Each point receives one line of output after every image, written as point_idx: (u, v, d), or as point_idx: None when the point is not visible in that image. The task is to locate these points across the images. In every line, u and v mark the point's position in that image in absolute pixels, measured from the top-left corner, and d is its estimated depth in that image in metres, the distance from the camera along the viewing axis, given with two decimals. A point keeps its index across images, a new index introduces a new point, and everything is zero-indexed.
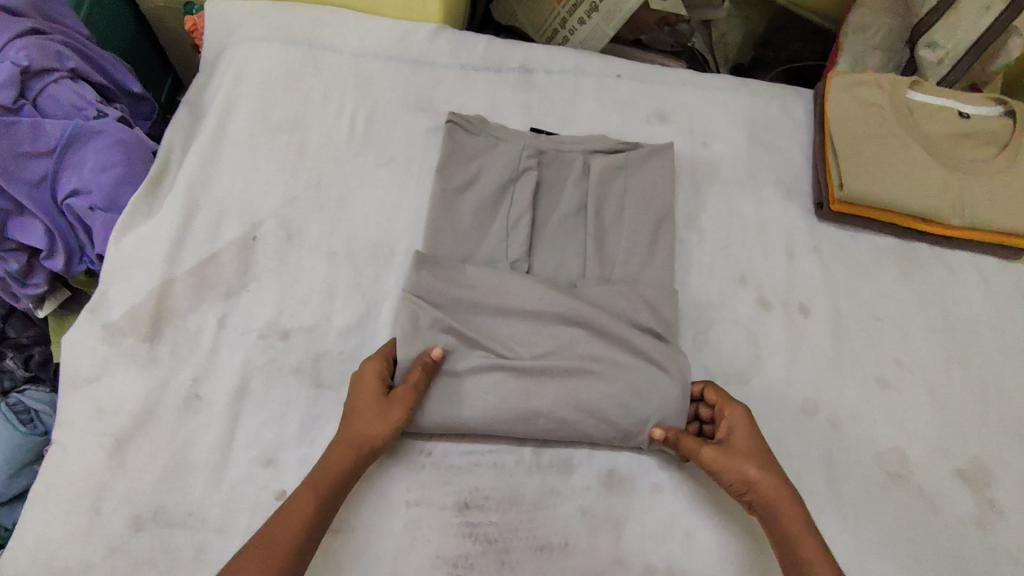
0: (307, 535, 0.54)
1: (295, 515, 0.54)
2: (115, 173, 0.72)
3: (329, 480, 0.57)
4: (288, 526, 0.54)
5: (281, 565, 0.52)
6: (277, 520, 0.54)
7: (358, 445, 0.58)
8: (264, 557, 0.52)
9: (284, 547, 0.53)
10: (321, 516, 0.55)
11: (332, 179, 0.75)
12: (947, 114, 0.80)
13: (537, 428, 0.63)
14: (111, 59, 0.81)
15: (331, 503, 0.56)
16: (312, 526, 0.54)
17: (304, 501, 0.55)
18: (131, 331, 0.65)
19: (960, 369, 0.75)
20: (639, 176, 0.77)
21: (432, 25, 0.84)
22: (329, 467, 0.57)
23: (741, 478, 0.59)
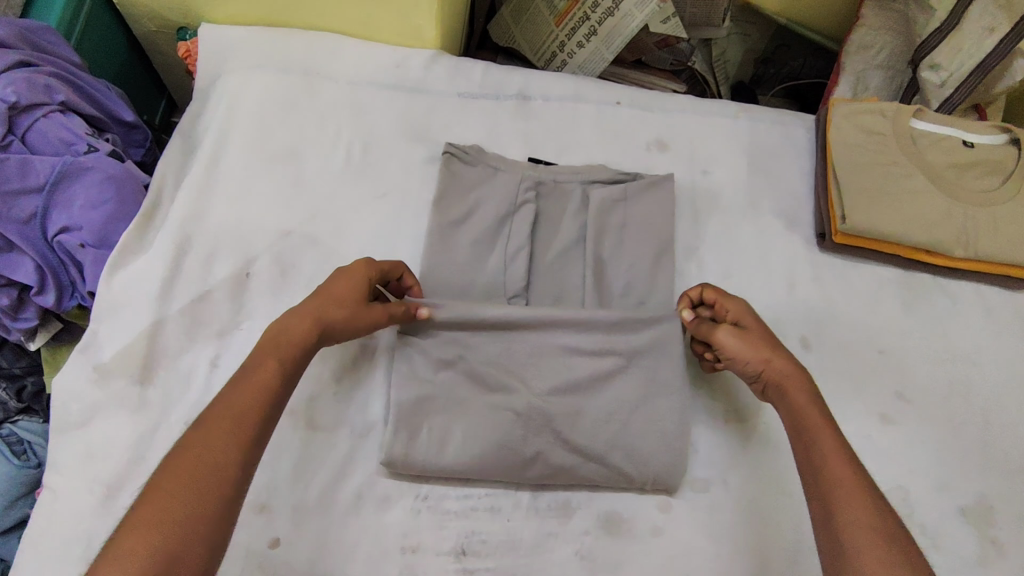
0: (269, 403, 0.53)
1: (262, 378, 0.53)
2: (106, 209, 0.71)
3: (291, 349, 0.56)
4: (252, 391, 0.52)
5: (250, 427, 0.51)
6: (238, 386, 0.53)
7: (321, 332, 0.59)
8: (229, 421, 0.50)
9: (246, 411, 0.51)
10: (281, 386, 0.54)
11: (327, 212, 0.74)
12: (951, 143, 0.79)
13: (534, 471, 0.63)
14: (102, 88, 0.80)
15: (291, 377, 0.56)
16: (276, 392, 0.54)
17: (269, 370, 0.54)
18: (121, 373, 0.64)
19: (963, 404, 0.74)
20: (638, 207, 0.76)
21: (429, 51, 0.83)
22: (289, 336, 0.57)
23: (752, 363, 0.62)
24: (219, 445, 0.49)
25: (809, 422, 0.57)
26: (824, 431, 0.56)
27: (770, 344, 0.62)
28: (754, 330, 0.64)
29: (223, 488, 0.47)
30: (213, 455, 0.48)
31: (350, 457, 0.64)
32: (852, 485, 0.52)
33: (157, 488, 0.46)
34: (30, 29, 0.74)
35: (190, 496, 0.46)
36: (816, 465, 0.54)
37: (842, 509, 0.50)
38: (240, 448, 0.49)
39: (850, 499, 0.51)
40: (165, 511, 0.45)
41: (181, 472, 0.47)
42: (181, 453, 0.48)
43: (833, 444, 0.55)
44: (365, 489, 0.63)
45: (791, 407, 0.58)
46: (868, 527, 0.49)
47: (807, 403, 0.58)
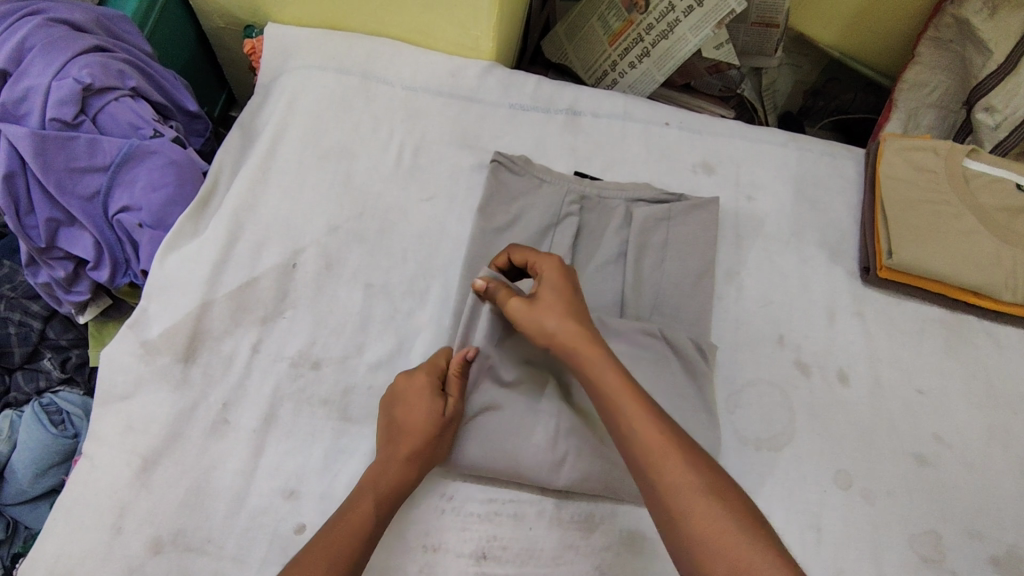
0: (369, 535, 0.55)
1: (360, 513, 0.55)
2: (165, 192, 0.73)
3: (391, 486, 0.58)
4: (348, 531, 0.54)
5: (349, 560, 0.53)
6: (338, 521, 0.55)
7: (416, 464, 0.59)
8: (328, 555, 0.52)
9: (346, 549, 0.53)
10: (380, 520, 0.56)
11: (375, 210, 0.75)
12: (1004, 186, 0.78)
13: (564, 468, 0.63)
14: (170, 77, 0.83)
15: (388, 510, 0.57)
16: (375, 526, 0.56)
17: (367, 504, 0.56)
18: (166, 350, 0.66)
19: (1003, 451, 0.72)
20: (681, 227, 0.76)
21: (484, 62, 0.85)
22: (386, 476, 0.58)
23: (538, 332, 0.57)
24: (319, 573, 0.51)
25: (615, 394, 0.53)
26: (632, 403, 0.52)
27: (559, 310, 0.56)
28: (546, 294, 0.58)
29: None
30: None
31: None
32: (679, 460, 0.50)
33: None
34: (107, 17, 0.78)
35: None
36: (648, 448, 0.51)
37: (679, 496, 0.49)
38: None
39: (684, 478, 0.49)
40: None
41: None
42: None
43: (639, 408, 0.52)
44: None
45: (592, 382, 0.54)
46: (709, 508, 0.48)
47: (609, 373, 0.54)
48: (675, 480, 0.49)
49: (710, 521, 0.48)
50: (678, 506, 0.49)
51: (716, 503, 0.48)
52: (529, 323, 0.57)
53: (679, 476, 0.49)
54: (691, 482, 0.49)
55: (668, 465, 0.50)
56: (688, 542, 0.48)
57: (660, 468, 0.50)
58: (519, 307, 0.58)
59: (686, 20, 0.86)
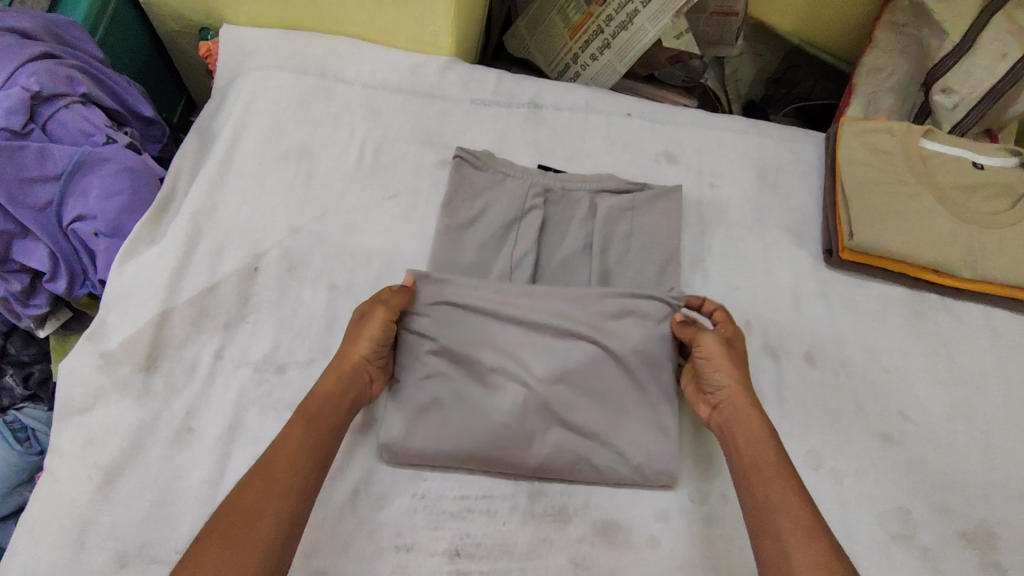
0: (308, 450, 0.56)
1: (295, 429, 0.56)
2: (120, 199, 0.72)
3: (322, 398, 0.59)
4: (287, 448, 0.55)
5: (290, 472, 0.54)
6: (280, 440, 0.56)
7: (341, 367, 0.62)
8: (267, 471, 0.53)
9: (286, 463, 0.54)
10: (318, 434, 0.57)
11: (337, 211, 0.74)
12: (960, 165, 0.79)
13: (536, 455, 0.63)
14: (123, 83, 0.81)
15: (323, 421, 0.58)
16: (314, 440, 0.56)
17: (302, 420, 0.57)
18: (126, 360, 0.64)
19: (967, 426, 0.73)
20: (645, 217, 0.76)
21: (444, 58, 0.84)
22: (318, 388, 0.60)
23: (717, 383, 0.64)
24: (261, 490, 0.52)
25: (770, 456, 0.58)
26: (770, 451, 0.58)
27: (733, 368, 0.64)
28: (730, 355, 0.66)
29: (268, 527, 0.50)
30: (258, 496, 0.51)
31: (348, 454, 0.64)
32: (791, 489, 0.55)
33: (209, 534, 0.49)
34: (57, 25, 0.76)
35: (240, 535, 0.49)
36: (766, 482, 0.56)
37: (789, 517, 0.53)
38: (280, 491, 0.52)
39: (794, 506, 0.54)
40: (216, 548, 0.48)
41: (234, 514, 0.50)
42: (233, 501, 0.51)
43: (785, 472, 0.57)
44: (361, 486, 0.63)
45: (750, 439, 0.60)
46: (808, 533, 0.52)
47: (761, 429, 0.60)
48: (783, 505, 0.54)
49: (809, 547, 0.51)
50: (774, 525, 0.54)
51: (814, 535, 0.52)
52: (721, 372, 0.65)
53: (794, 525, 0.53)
54: (797, 512, 0.53)
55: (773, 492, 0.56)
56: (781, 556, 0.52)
57: (764, 487, 0.56)
58: (710, 350, 0.66)
59: (645, 10, 0.86)
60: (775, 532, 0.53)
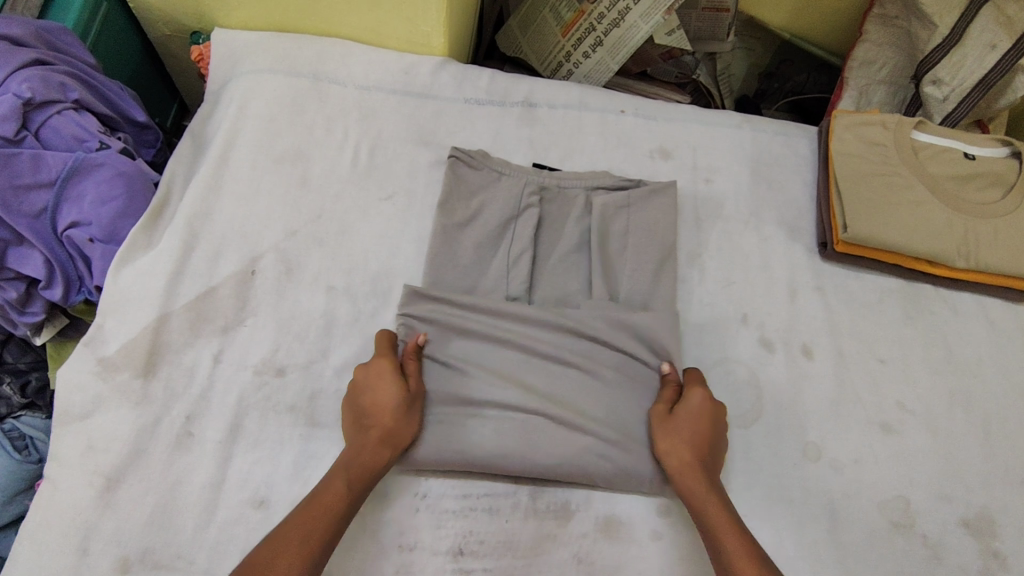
0: (338, 517, 0.55)
1: (333, 495, 0.56)
2: (115, 205, 0.72)
3: (361, 465, 0.58)
4: (318, 517, 0.54)
5: (316, 545, 0.53)
6: (308, 504, 0.55)
7: (391, 444, 0.60)
8: (297, 541, 0.52)
9: (315, 534, 0.53)
10: (349, 503, 0.56)
11: (333, 213, 0.74)
12: (952, 155, 0.80)
13: (536, 459, 0.63)
14: (115, 88, 0.81)
15: (360, 492, 0.58)
16: (345, 508, 0.56)
17: (337, 484, 0.57)
18: (125, 366, 0.64)
19: (965, 414, 0.73)
20: (641, 213, 0.77)
21: (437, 58, 0.85)
22: (364, 460, 0.58)
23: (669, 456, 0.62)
24: (287, 564, 0.51)
25: (721, 529, 0.57)
26: (727, 525, 0.57)
27: (682, 436, 0.62)
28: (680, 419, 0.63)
29: None
30: (284, 570, 0.51)
31: None
32: (749, 567, 0.54)
33: None
34: (47, 30, 0.76)
35: None
36: (725, 562, 0.55)
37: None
38: (306, 566, 0.52)
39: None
40: None
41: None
42: (250, 567, 0.51)
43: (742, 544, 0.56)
44: None
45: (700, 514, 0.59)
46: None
47: (716, 504, 0.59)
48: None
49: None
50: None
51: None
52: (660, 442, 0.63)
53: None
54: None
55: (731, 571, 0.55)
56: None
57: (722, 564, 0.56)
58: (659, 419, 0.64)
59: (636, 7, 0.86)
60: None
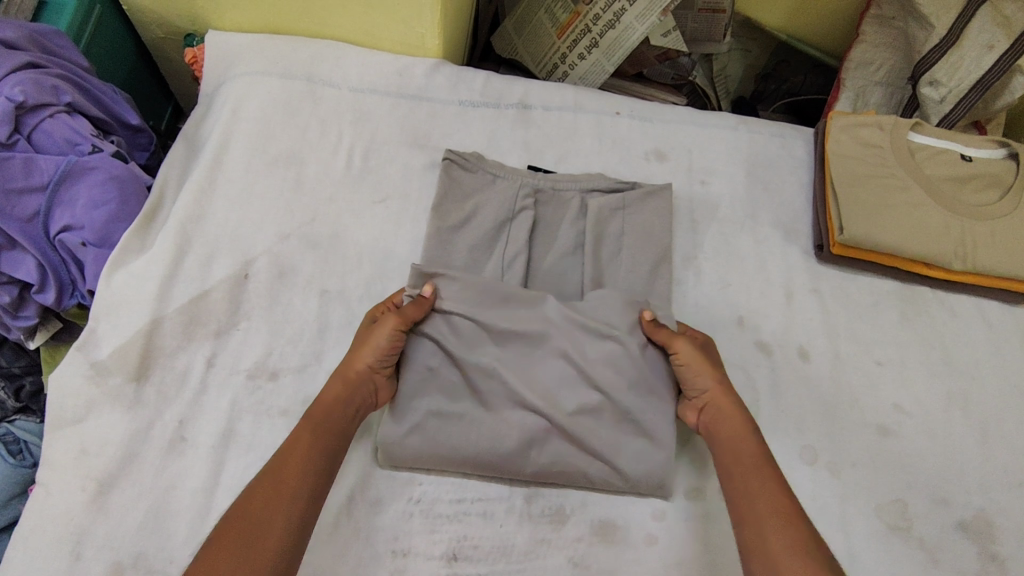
0: (315, 455, 0.56)
1: (304, 435, 0.56)
2: (108, 209, 0.71)
3: (330, 406, 0.59)
4: (298, 458, 0.55)
5: (295, 480, 0.53)
6: (286, 449, 0.56)
7: (343, 375, 0.61)
8: (275, 478, 0.53)
9: (292, 472, 0.54)
10: (327, 444, 0.57)
11: (326, 215, 0.74)
12: (948, 157, 0.80)
13: (531, 463, 0.63)
14: (109, 92, 0.81)
15: (333, 430, 0.58)
16: (321, 447, 0.56)
17: (308, 429, 0.57)
18: (117, 371, 0.64)
19: (962, 416, 0.73)
20: (636, 215, 0.76)
21: (431, 60, 0.84)
22: (324, 395, 0.60)
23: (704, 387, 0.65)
24: (265, 500, 0.51)
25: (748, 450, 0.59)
26: (750, 449, 0.59)
27: (716, 372, 0.65)
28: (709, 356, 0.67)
29: (275, 537, 0.50)
30: (264, 505, 0.51)
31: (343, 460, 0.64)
32: (770, 484, 0.56)
33: (213, 542, 0.49)
34: (41, 33, 0.75)
35: (245, 543, 0.49)
36: (747, 477, 0.57)
37: (767, 511, 0.54)
38: (287, 499, 0.52)
39: (772, 499, 0.55)
40: (222, 557, 0.48)
41: (237, 520, 0.50)
42: (235, 508, 0.51)
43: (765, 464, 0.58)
44: (356, 492, 0.62)
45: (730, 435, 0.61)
46: (783, 522, 0.53)
47: (744, 431, 0.61)
48: (762, 498, 0.55)
49: (786, 534, 0.52)
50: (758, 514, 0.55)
51: (790, 524, 0.53)
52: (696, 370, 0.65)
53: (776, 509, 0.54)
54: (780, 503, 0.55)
55: (751, 485, 0.57)
56: (760, 542, 0.53)
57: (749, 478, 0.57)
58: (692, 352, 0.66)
59: (631, 9, 0.86)
60: (755, 522, 0.54)
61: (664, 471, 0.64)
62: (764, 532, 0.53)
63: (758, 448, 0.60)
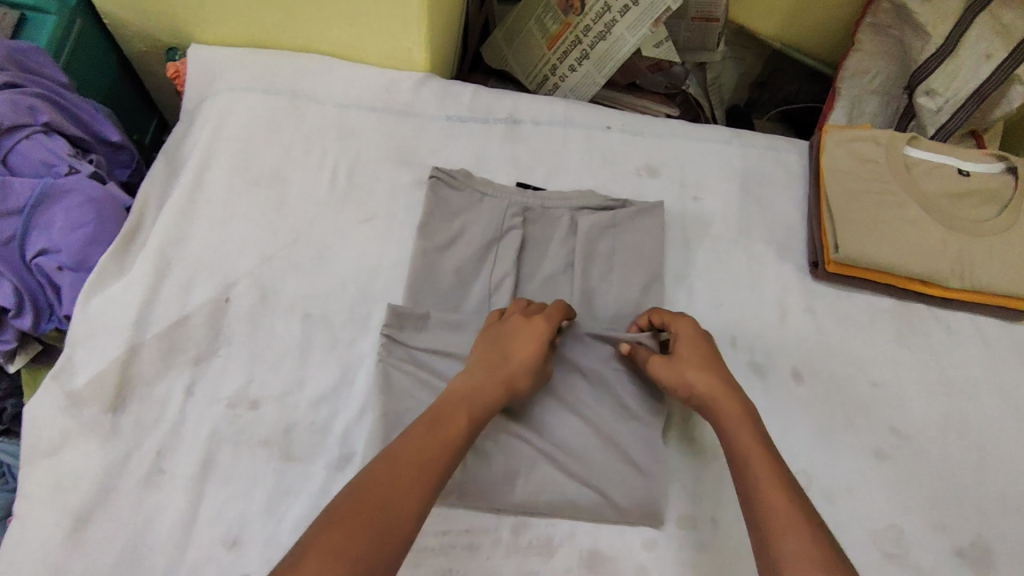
0: (451, 457, 0.54)
1: (451, 434, 0.54)
2: (86, 232, 0.70)
3: (478, 411, 0.57)
4: (433, 454, 0.52)
5: (429, 477, 0.51)
6: (427, 438, 0.53)
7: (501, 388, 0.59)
8: (413, 471, 0.51)
9: (432, 467, 0.52)
10: (461, 445, 0.55)
11: (310, 236, 0.72)
12: (945, 172, 0.78)
13: (517, 493, 0.62)
14: (89, 108, 0.79)
15: (471, 436, 0.56)
16: (456, 448, 0.54)
17: (456, 428, 0.55)
18: (94, 400, 0.62)
19: (959, 439, 0.72)
20: (626, 235, 0.75)
21: (418, 74, 0.82)
22: (479, 400, 0.58)
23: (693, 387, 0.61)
24: (403, 495, 0.49)
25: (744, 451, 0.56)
26: (754, 450, 0.56)
27: (704, 370, 0.61)
28: (686, 353, 0.63)
29: (399, 533, 0.48)
30: (398, 497, 0.49)
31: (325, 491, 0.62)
32: (770, 483, 0.53)
33: (338, 519, 0.47)
34: (19, 50, 0.73)
35: (371, 534, 0.46)
36: (748, 480, 0.54)
37: (769, 515, 0.51)
38: (420, 496, 0.50)
39: (774, 501, 0.52)
40: (344, 545, 0.45)
41: (367, 506, 0.48)
42: (365, 491, 0.49)
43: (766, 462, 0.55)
44: None
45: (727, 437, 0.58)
46: (787, 525, 0.50)
47: (744, 431, 0.58)
48: (762, 501, 0.52)
49: (790, 539, 0.49)
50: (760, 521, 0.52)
51: (793, 528, 0.50)
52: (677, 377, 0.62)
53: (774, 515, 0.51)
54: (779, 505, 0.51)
55: (751, 485, 0.54)
56: (765, 548, 0.50)
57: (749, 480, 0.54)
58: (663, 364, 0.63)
59: (623, 19, 0.84)
60: (760, 527, 0.51)
61: (654, 499, 0.63)
62: (769, 539, 0.50)
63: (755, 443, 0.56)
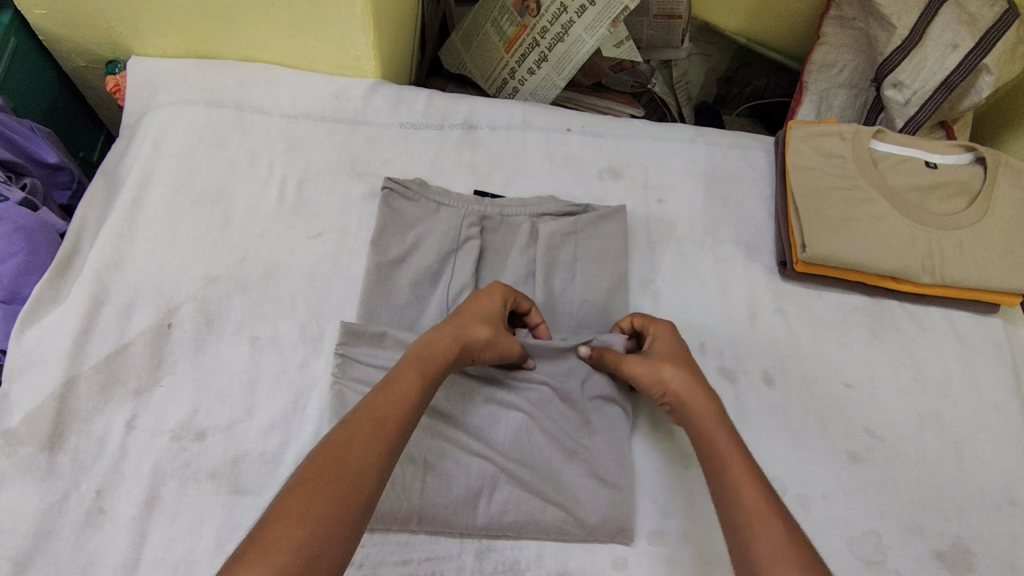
0: (413, 410, 0.51)
1: (408, 385, 0.52)
2: (16, 261, 0.67)
3: (437, 362, 0.55)
4: (391, 407, 0.50)
5: (390, 431, 0.49)
6: (383, 392, 0.51)
7: (461, 341, 0.57)
8: (372, 424, 0.49)
9: (390, 424, 0.49)
10: (422, 397, 0.52)
11: (256, 255, 0.69)
12: (912, 165, 0.77)
13: (481, 517, 0.58)
14: (22, 129, 0.75)
15: (432, 388, 0.54)
16: (418, 400, 0.52)
17: (412, 378, 0.53)
18: (28, 439, 0.58)
19: (935, 438, 0.70)
20: (589, 240, 0.72)
21: (369, 81, 0.79)
22: (434, 351, 0.56)
23: (654, 385, 0.60)
24: (364, 449, 0.47)
25: (713, 446, 0.54)
26: (726, 446, 0.54)
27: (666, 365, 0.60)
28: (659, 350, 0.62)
29: (366, 485, 0.45)
30: (359, 452, 0.47)
31: None
32: (743, 479, 0.51)
33: (299, 482, 0.44)
34: None
35: (335, 491, 0.44)
36: (719, 482, 0.52)
37: (744, 516, 0.48)
38: (382, 448, 0.48)
39: (746, 497, 0.50)
40: (308, 507, 0.43)
41: (330, 465, 0.45)
42: (324, 450, 0.46)
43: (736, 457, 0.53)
44: None
45: (700, 436, 0.56)
46: (763, 520, 0.48)
47: (715, 429, 0.55)
48: (737, 500, 0.50)
49: (762, 535, 0.47)
50: (733, 518, 0.49)
51: (771, 525, 0.47)
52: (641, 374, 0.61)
53: (748, 505, 0.49)
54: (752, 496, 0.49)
55: (725, 481, 0.51)
56: (742, 546, 0.47)
57: (722, 476, 0.52)
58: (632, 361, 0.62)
59: (580, 20, 0.82)
60: (734, 525, 0.49)
61: (623, 514, 0.60)
62: (743, 537, 0.48)
63: (728, 440, 0.54)
